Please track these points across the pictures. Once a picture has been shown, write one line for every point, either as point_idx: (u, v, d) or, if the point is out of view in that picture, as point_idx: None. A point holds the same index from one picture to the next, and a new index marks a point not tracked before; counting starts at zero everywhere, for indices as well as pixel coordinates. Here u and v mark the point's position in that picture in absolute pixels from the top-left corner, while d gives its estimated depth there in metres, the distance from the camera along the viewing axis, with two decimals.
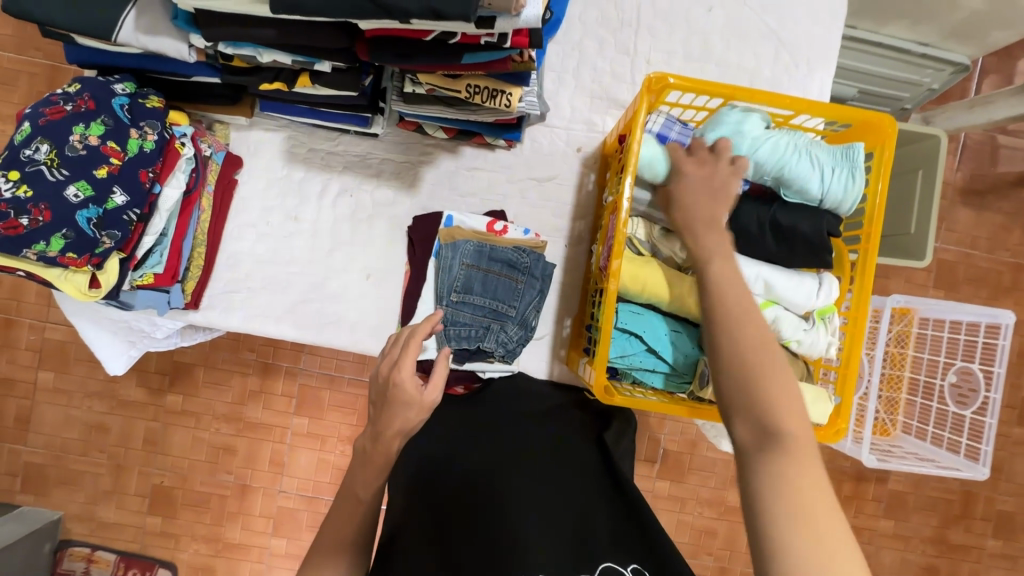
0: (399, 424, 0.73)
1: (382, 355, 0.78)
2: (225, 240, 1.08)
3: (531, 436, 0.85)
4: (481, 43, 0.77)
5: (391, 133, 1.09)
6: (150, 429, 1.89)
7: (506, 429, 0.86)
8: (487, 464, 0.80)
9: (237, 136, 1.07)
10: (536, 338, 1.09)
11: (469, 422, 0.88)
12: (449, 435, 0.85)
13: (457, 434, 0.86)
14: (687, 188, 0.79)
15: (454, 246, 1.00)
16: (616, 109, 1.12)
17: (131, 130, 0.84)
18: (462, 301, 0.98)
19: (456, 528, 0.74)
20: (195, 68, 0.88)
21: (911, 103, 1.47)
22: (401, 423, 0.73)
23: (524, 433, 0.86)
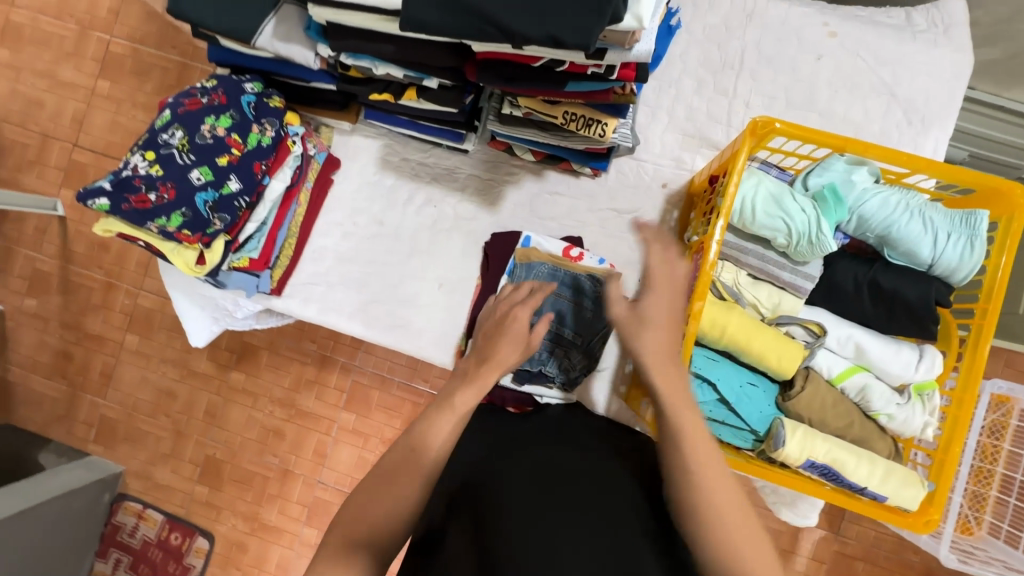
0: (511, 355, 0.74)
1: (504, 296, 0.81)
2: (314, 234, 1.14)
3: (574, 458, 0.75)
4: (587, 73, 0.78)
5: (481, 151, 1.13)
6: (212, 401, 2.01)
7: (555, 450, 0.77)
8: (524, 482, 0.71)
9: (339, 140, 1.14)
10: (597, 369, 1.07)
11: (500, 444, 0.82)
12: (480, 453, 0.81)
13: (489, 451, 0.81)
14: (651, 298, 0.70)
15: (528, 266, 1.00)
16: (707, 148, 1.10)
17: (254, 126, 0.91)
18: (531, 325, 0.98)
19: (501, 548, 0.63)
20: (315, 74, 0.95)
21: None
22: (513, 353, 0.74)
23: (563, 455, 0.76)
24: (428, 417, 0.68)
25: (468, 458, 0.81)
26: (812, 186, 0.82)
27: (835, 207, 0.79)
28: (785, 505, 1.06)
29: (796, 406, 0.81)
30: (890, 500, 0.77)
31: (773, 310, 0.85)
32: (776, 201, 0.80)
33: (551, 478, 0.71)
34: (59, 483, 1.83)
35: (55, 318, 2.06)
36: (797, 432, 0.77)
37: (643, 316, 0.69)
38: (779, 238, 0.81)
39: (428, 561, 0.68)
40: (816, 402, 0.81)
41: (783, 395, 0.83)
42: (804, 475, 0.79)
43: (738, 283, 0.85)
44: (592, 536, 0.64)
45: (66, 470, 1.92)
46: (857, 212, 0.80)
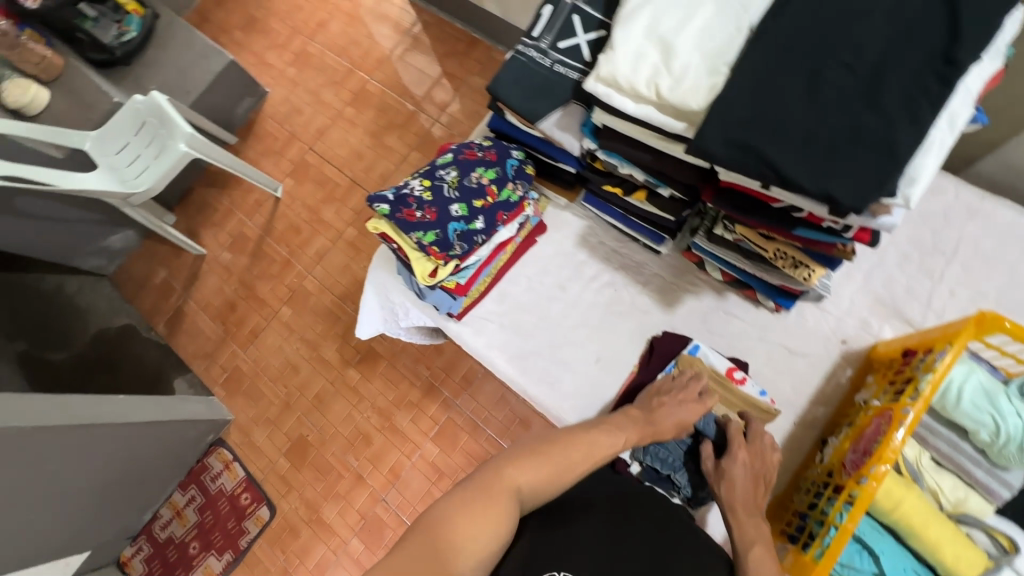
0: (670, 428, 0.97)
1: (683, 383, 1.03)
2: (503, 279, 1.29)
3: (672, 517, 0.87)
4: (822, 224, 0.87)
5: (673, 257, 1.24)
6: (324, 389, 2.20)
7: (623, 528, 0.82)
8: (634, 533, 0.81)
9: (552, 210, 1.31)
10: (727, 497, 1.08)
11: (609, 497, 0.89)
12: (597, 502, 0.87)
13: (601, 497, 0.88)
14: (737, 472, 0.95)
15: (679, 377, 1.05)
16: (898, 321, 1.11)
17: (509, 184, 1.11)
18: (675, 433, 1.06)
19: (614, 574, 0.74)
20: (566, 157, 1.14)
21: None
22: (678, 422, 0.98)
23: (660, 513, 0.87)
24: (510, 462, 0.80)
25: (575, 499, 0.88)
26: None
27: None
28: None
29: None
30: None
31: (954, 504, 0.85)
32: (989, 397, 0.82)
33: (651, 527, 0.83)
34: (189, 411, 2.04)
35: (237, 273, 2.43)
36: None
37: (726, 477, 0.95)
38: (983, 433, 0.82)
39: None
40: None
41: None
42: None
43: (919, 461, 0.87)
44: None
45: (193, 401, 2.10)
46: None
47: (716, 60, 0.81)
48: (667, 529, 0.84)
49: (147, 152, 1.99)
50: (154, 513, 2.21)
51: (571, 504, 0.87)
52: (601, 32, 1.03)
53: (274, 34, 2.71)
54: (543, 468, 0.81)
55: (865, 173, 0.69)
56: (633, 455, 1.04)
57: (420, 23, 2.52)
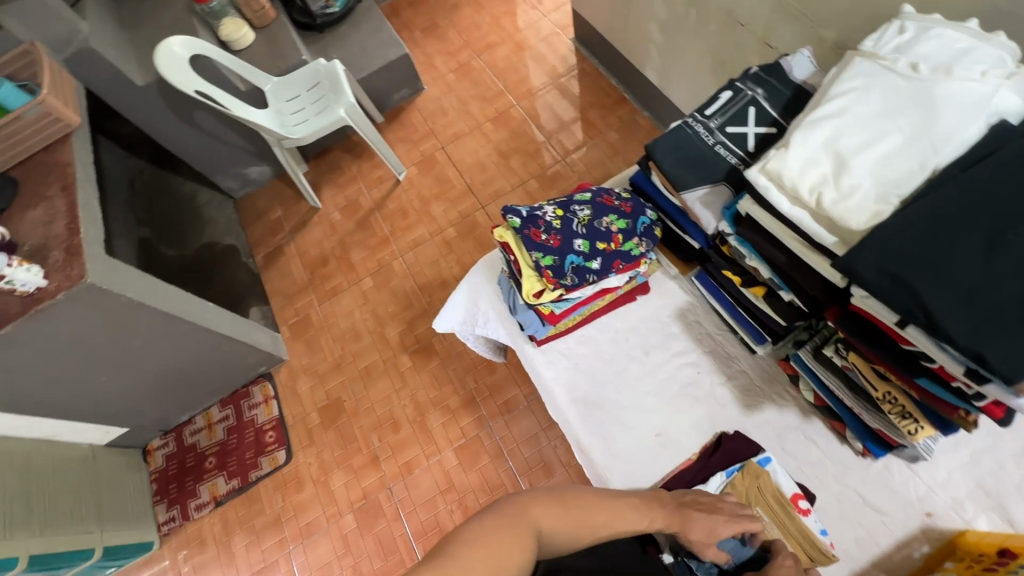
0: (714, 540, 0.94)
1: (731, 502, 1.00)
2: (592, 323, 1.31)
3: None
4: (950, 382, 0.82)
5: (766, 361, 1.21)
6: (373, 365, 2.29)
7: None
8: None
9: (659, 275, 1.33)
10: None
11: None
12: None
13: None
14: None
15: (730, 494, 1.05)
16: (999, 517, 1.00)
17: (635, 237, 1.16)
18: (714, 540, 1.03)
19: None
20: (695, 232, 1.16)
21: None
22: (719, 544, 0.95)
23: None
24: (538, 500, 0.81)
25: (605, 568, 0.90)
26: None
27: None
28: None
29: None
30: None
31: None
32: None
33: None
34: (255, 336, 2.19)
35: (340, 234, 2.61)
36: None
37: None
38: None
39: None
40: None
41: None
42: None
43: None
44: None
45: (260, 329, 2.24)
46: None
47: (889, 190, 0.81)
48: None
49: (311, 107, 2.23)
50: (190, 417, 2.33)
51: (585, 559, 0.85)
52: (771, 129, 1.07)
53: (448, 42, 2.98)
54: (575, 521, 0.83)
55: None
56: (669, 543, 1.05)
57: (579, 70, 2.68)
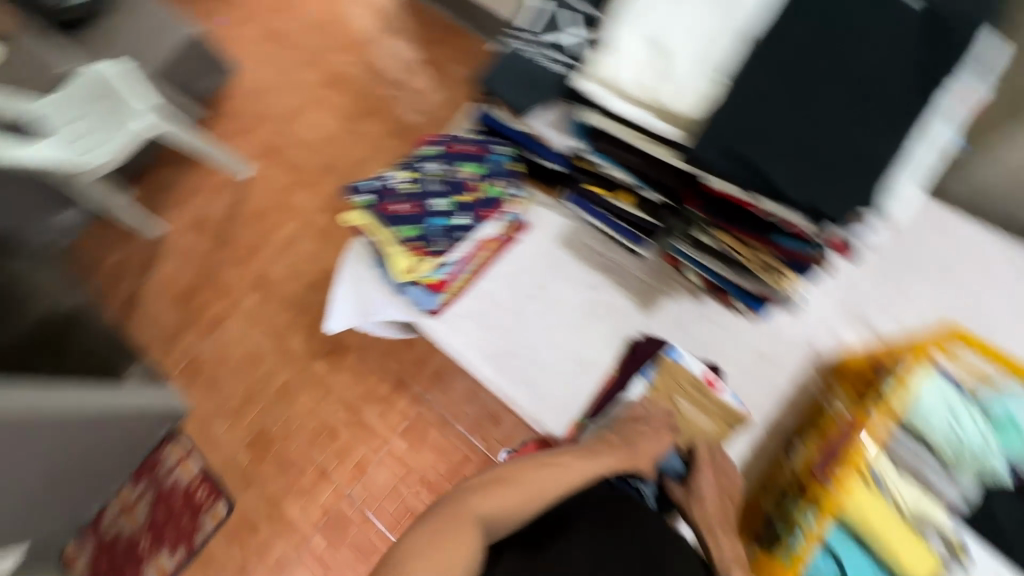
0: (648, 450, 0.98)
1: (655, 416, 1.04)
2: (482, 279, 1.26)
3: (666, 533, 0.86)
4: (795, 233, 0.91)
5: (653, 261, 1.24)
6: (286, 383, 2.11)
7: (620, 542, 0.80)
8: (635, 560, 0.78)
9: (534, 208, 1.29)
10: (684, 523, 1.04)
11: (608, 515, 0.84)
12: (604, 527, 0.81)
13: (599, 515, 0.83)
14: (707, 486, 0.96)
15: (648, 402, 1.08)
16: (868, 330, 1.13)
17: (493, 180, 1.24)
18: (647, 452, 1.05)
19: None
20: (553, 155, 1.12)
21: None
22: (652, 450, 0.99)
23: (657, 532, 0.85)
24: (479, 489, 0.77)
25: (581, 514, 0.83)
26: (988, 404, 0.86)
27: (1008, 432, 0.84)
28: None
29: None
30: None
31: (914, 507, 0.84)
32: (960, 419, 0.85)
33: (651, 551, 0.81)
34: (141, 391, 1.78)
35: (197, 257, 2.30)
36: None
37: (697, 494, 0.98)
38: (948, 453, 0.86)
39: None
40: None
41: None
42: None
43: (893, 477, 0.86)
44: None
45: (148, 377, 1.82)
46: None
47: None
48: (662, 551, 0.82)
49: None
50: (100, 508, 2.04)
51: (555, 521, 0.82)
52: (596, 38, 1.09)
53: (246, 13, 2.61)
54: (525, 493, 0.78)
55: None
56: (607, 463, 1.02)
57: (401, 14, 2.49)
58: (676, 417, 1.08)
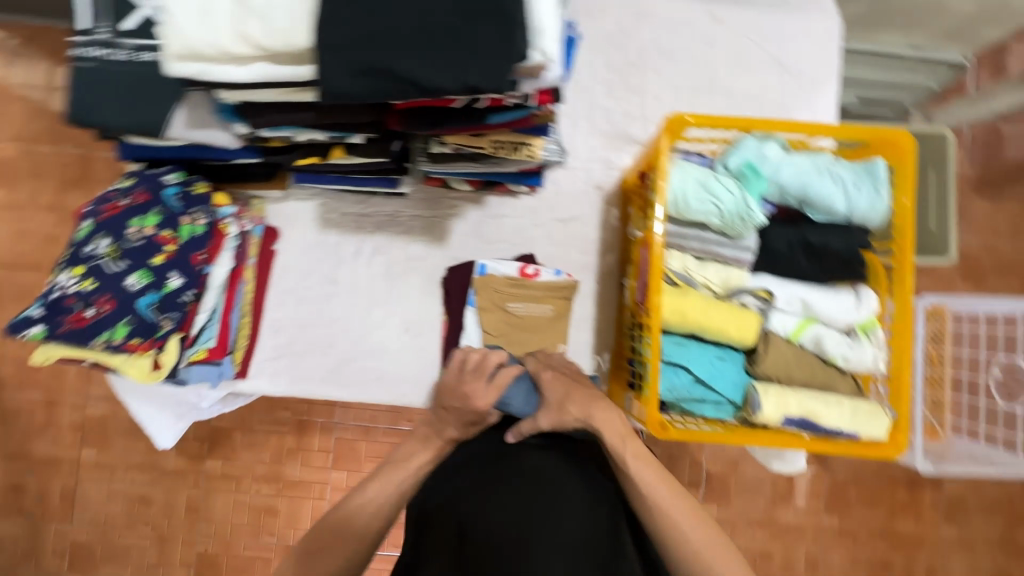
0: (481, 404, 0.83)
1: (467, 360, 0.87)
2: (267, 311, 1.12)
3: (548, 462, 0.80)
4: (505, 103, 0.80)
5: (417, 191, 1.13)
6: (192, 495, 1.58)
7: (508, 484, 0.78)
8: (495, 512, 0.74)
9: (272, 208, 1.13)
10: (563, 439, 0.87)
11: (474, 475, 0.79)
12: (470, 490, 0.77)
13: (466, 480, 0.79)
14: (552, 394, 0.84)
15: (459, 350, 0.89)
16: (630, 145, 1.15)
17: (184, 218, 0.90)
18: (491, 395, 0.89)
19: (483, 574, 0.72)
20: (235, 152, 0.92)
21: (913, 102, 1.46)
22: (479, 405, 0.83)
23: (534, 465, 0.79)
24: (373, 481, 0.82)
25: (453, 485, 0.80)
26: (733, 165, 0.88)
27: (755, 183, 0.86)
28: (771, 455, 1.08)
29: (766, 368, 0.86)
30: (862, 435, 0.83)
31: (723, 284, 0.90)
32: (709, 184, 0.86)
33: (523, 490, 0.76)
34: None
35: None
36: (771, 394, 0.83)
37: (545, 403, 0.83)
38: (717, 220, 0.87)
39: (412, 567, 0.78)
40: (780, 361, 0.86)
41: (750, 361, 0.89)
42: (786, 431, 0.85)
43: (688, 268, 0.90)
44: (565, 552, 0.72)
45: None
46: (776, 181, 0.87)
47: None
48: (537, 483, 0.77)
49: None
50: None
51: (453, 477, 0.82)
52: None
53: None
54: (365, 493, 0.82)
55: (491, 49, 0.61)
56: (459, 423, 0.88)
57: None
58: (514, 323, 1.05)
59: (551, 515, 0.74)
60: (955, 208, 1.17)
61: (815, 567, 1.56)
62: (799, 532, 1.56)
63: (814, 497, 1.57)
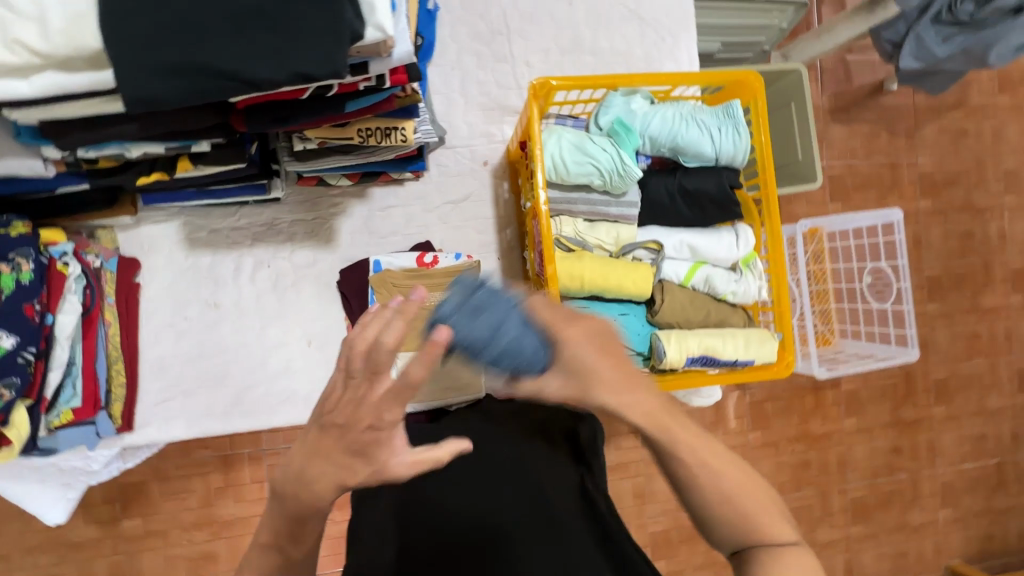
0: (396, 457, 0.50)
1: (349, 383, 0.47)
2: (145, 353, 1.00)
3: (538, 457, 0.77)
4: (360, 88, 0.75)
5: (293, 193, 1.05)
6: (113, 562, 1.42)
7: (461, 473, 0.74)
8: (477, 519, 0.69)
9: (126, 237, 1.00)
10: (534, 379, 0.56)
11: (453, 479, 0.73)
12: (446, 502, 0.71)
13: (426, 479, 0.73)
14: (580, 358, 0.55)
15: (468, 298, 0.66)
16: (509, 115, 1.13)
17: (1, 265, 0.75)
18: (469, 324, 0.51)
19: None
20: (57, 179, 0.80)
21: (769, 44, 1.52)
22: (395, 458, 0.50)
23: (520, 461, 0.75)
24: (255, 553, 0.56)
25: (422, 497, 0.72)
26: (604, 124, 0.88)
27: (627, 137, 0.86)
28: (691, 393, 1.15)
29: (664, 315, 0.90)
30: (757, 360, 0.89)
31: (616, 243, 0.91)
32: (583, 145, 0.86)
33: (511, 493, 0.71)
34: None
35: None
36: (673, 339, 0.86)
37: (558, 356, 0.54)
38: (596, 181, 0.87)
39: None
40: (676, 306, 0.90)
41: (651, 311, 0.92)
42: (692, 371, 0.89)
43: (578, 232, 0.90)
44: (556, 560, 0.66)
45: None
46: (647, 134, 0.89)
47: None
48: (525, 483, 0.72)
49: None
50: None
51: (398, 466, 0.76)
52: None
53: None
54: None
55: (317, 30, 0.56)
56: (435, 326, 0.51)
57: None
58: None
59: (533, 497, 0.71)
60: (812, 135, 1.27)
61: None
62: (730, 453, 1.69)
63: (739, 418, 1.70)
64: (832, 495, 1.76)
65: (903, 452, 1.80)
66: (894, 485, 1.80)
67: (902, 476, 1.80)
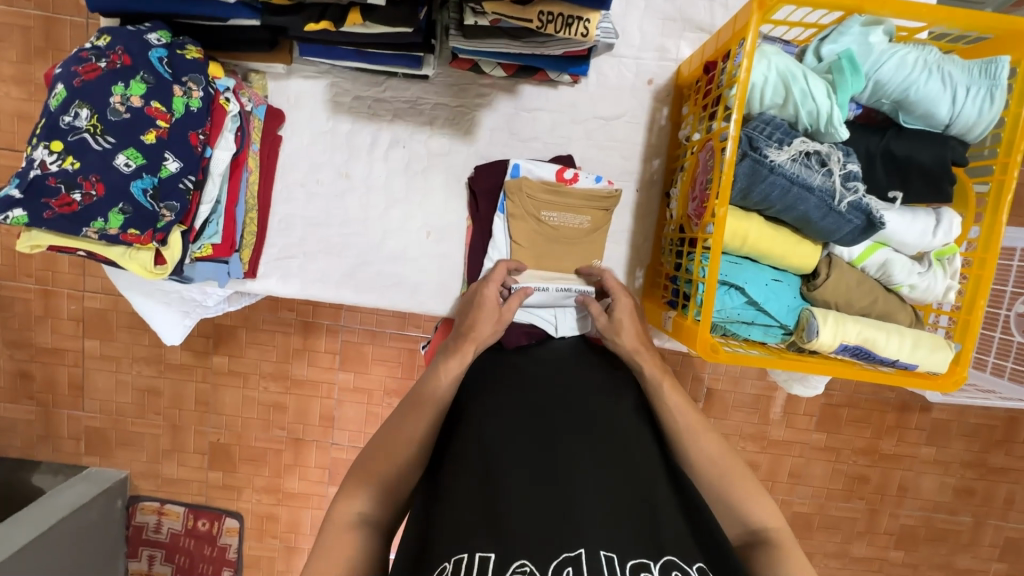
0: (490, 330, 0.81)
1: (482, 278, 0.88)
2: (275, 205, 1.01)
3: (609, 413, 0.77)
4: None
5: (443, 75, 0.99)
6: (200, 389, 1.57)
7: (546, 385, 0.80)
8: (545, 450, 0.69)
9: (276, 86, 0.98)
10: (770, 201, 0.75)
11: (529, 398, 0.77)
12: (516, 420, 0.73)
13: (521, 392, 0.78)
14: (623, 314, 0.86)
15: (754, 149, 0.74)
16: (690, 31, 0.98)
17: (175, 87, 0.76)
18: (774, 169, 0.72)
19: (508, 513, 0.61)
20: (232, 9, 0.79)
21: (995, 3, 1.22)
22: (491, 325, 0.82)
23: (595, 409, 0.77)
24: (434, 368, 0.78)
25: (497, 408, 0.76)
26: (827, 55, 0.74)
27: (852, 79, 0.72)
28: (794, 380, 1.07)
29: (824, 293, 0.80)
30: (920, 366, 0.78)
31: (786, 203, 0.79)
32: (789, 94, 0.73)
33: (579, 431, 0.73)
34: (64, 503, 1.45)
35: None
36: (829, 318, 0.77)
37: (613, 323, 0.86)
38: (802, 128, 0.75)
39: (441, 470, 0.72)
40: (841, 287, 0.79)
41: (808, 285, 0.82)
42: (836, 358, 0.80)
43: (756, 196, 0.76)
44: (611, 500, 0.64)
45: (62, 491, 1.50)
46: (874, 77, 0.74)
47: None
48: (592, 415, 0.76)
49: None
50: None
51: (502, 376, 0.82)
52: None
53: None
54: (361, 500, 0.65)
55: None
56: (756, 151, 0.73)
57: None
58: (548, 234, 0.96)
59: (604, 421, 0.75)
60: None
61: (798, 478, 1.63)
62: (788, 447, 1.61)
63: (809, 416, 1.60)
64: (882, 516, 1.65)
65: (977, 496, 1.64)
66: (954, 526, 1.66)
67: (966, 520, 1.65)
